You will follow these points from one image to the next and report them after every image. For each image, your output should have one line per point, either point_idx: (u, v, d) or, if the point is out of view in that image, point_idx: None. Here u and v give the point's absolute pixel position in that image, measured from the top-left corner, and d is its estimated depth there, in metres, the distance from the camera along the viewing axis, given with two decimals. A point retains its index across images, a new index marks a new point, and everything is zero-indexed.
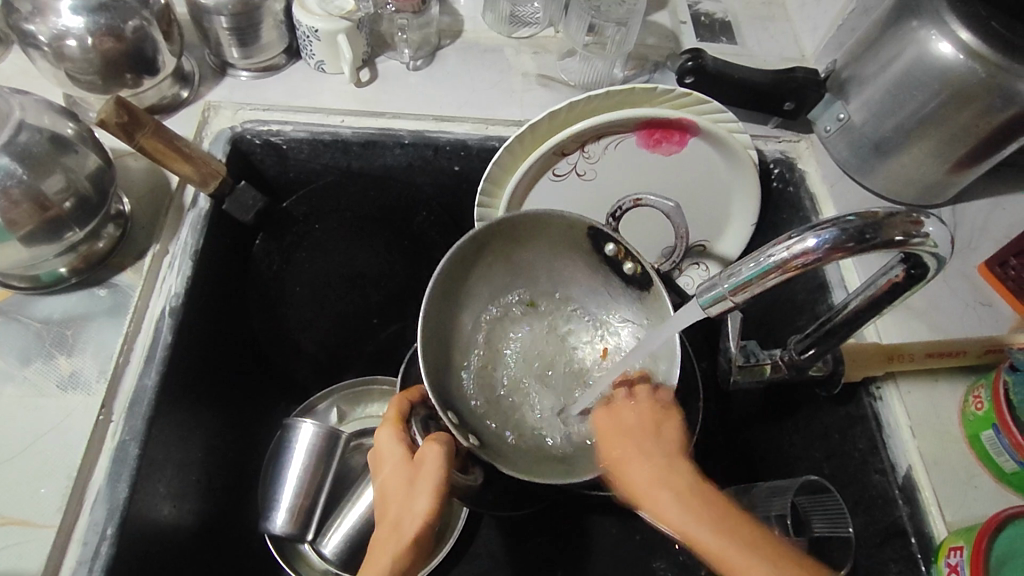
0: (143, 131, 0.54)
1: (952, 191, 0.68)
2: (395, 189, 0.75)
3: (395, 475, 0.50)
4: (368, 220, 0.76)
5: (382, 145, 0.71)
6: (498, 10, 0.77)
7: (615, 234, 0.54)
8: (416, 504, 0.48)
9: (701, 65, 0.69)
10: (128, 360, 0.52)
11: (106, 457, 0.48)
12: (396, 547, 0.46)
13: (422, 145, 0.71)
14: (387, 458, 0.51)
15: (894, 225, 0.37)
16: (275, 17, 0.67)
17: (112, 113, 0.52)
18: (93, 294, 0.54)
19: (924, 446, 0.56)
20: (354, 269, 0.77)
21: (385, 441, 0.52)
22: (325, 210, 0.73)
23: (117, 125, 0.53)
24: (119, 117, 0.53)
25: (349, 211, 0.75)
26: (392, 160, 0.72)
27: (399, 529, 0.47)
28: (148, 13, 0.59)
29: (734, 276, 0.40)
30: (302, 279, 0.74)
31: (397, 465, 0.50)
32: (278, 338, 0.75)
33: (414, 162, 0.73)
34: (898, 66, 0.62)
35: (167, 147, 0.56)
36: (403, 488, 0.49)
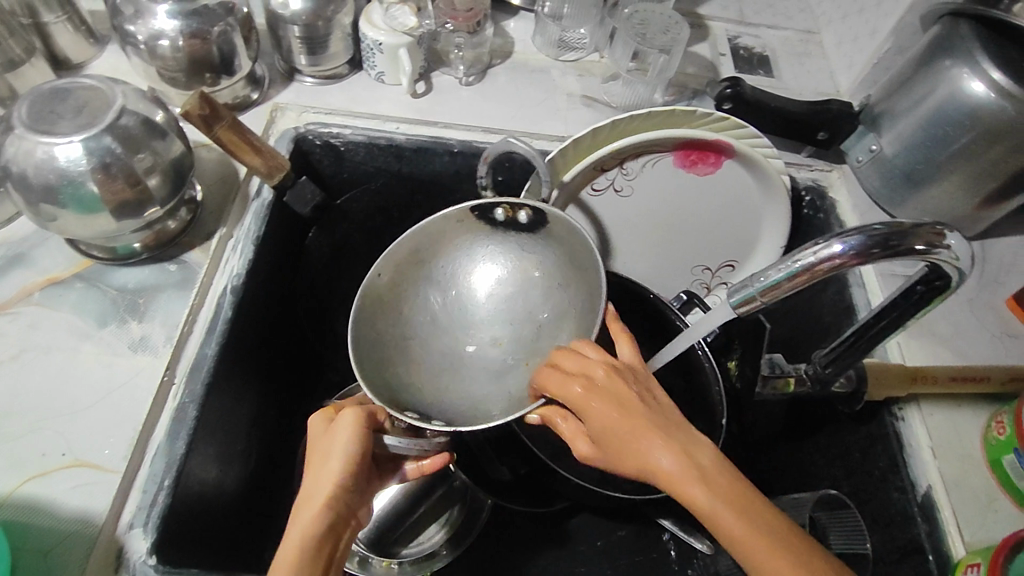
0: (221, 124, 0.60)
1: (981, 225, 0.70)
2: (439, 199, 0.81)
3: (320, 447, 0.50)
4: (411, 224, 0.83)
5: (433, 155, 0.75)
6: (547, 35, 0.82)
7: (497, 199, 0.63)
8: (327, 469, 0.47)
9: (740, 93, 0.73)
10: (192, 331, 0.56)
11: (167, 415, 0.52)
12: (306, 515, 0.45)
13: (469, 156, 0.76)
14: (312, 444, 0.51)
15: (918, 235, 0.39)
16: (343, 30, 0.73)
17: (196, 105, 0.58)
18: (164, 268, 0.59)
19: (945, 467, 0.57)
20: None
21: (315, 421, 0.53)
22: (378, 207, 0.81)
23: (199, 116, 0.58)
24: (201, 110, 0.58)
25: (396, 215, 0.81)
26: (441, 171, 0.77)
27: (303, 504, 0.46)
28: (232, 20, 0.65)
29: (763, 278, 0.42)
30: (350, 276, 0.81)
31: (321, 439, 0.51)
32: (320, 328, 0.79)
33: (459, 171, 0.77)
34: (932, 102, 0.65)
35: (238, 138, 0.61)
36: (319, 467, 0.48)
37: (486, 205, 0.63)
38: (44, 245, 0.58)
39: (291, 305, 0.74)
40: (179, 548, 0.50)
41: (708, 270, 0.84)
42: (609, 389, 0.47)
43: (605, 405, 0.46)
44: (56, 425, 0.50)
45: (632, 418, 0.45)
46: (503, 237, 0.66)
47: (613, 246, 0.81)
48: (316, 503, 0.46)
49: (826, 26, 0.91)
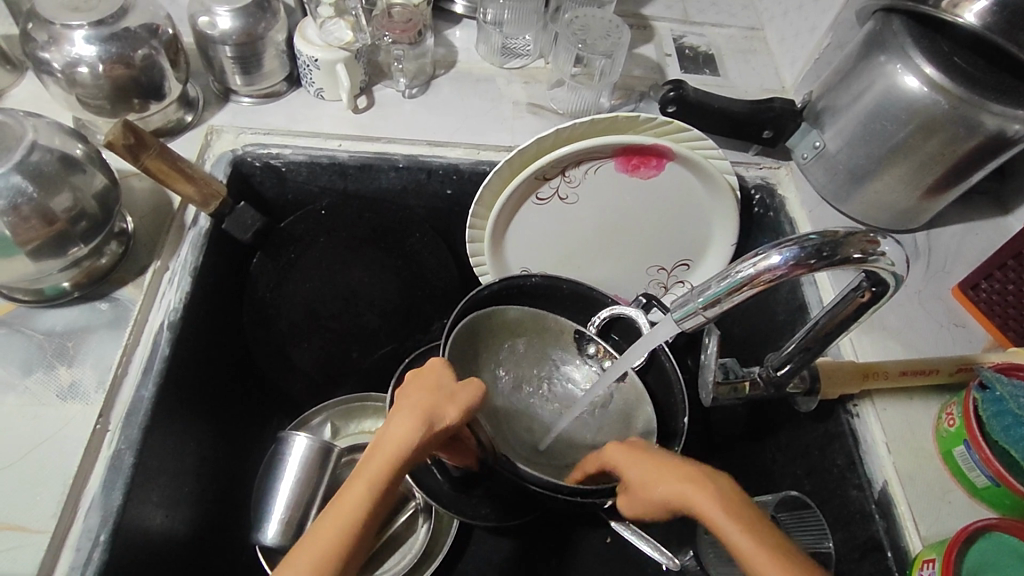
0: (148, 153, 0.56)
1: (924, 217, 0.71)
2: (391, 215, 0.78)
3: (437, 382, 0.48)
4: (364, 241, 0.78)
5: (378, 171, 0.74)
6: (491, 43, 0.81)
7: (599, 340, 0.72)
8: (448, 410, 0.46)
9: (682, 96, 0.72)
10: (126, 372, 0.54)
11: (102, 464, 0.50)
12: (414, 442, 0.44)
13: (414, 172, 0.74)
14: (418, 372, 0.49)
15: (851, 243, 0.39)
16: (277, 47, 0.70)
17: (120, 135, 0.54)
18: (95, 308, 0.56)
19: (899, 461, 0.57)
20: (350, 289, 0.78)
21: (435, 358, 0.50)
22: (326, 227, 0.76)
23: (124, 146, 0.55)
24: (127, 140, 0.55)
25: (345, 233, 0.77)
26: (387, 185, 0.76)
27: (415, 427, 0.45)
28: (156, 42, 0.62)
29: (706, 291, 0.41)
30: (297, 299, 0.76)
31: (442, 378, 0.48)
32: (271, 350, 0.75)
33: (407, 186, 0.76)
34: (869, 98, 0.66)
35: (167, 166, 0.58)
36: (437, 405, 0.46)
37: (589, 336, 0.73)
38: None
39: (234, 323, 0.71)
40: None
41: (663, 270, 0.83)
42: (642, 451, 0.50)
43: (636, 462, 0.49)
44: None
45: (661, 464, 0.47)
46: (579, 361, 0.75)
47: (567, 254, 0.80)
48: (419, 438, 0.45)
49: (769, 22, 0.92)
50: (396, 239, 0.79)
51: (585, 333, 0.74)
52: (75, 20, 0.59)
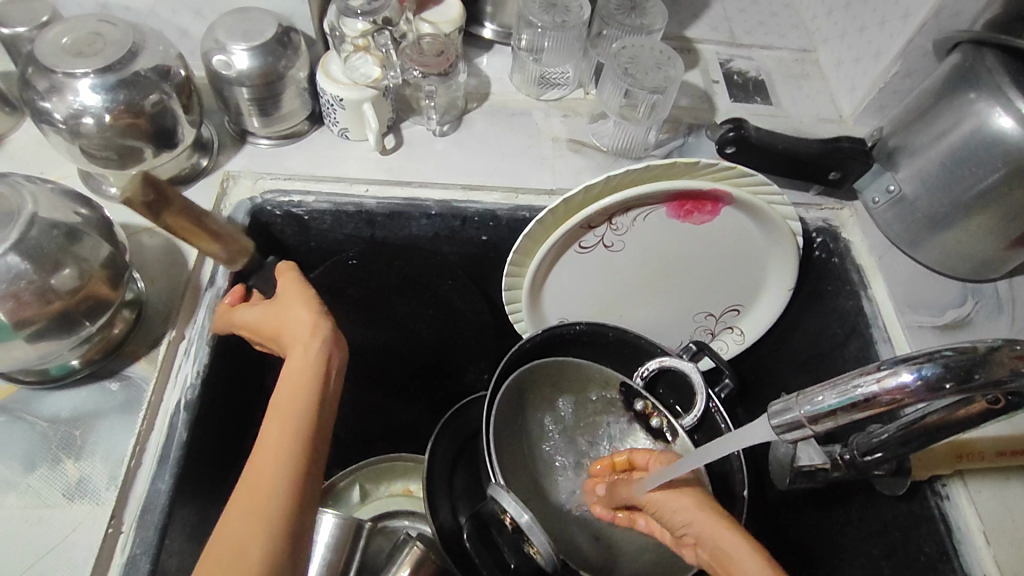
0: (172, 210, 0.47)
1: (1008, 266, 0.65)
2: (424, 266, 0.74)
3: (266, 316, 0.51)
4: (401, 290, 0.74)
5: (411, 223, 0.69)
6: (526, 72, 0.74)
7: (646, 394, 0.69)
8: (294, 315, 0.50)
9: (743, 137, 0.64)
10: (140, 463, 0.48)
11: (114, 575, 0.45)
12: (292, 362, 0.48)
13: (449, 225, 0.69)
14: (255, 302, 0.53)
15: (997, 361, 0.33)
16: (298, 85, 0.65)
17: (141, 192, 0.44)
18: (104, 388, 0.51)
19: (1000, 554, 0.52)
20: (378, 343, 0.76)
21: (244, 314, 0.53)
22: (354, 277, 0.72)
23: (145, 206, 0.45)
24: (148, 198, 0.45)
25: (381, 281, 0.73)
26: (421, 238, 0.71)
27: (305, 350, 0.48)
28: (168, 86, 0.57)
29: (814, 402, 0.36)
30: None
31: (262, 312, 0.52)
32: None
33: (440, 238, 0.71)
34: (953, 139, 0.60)
35: (193, 225, 0.50)
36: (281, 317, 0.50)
37: (636, 390, 0.69)
38: None
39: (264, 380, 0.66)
40: None
41: (712, 317, 0.78)
42: (699, 499, 0.53)
43: (690, 513, 0.51)
44: None
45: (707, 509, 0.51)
46: (631, 423, 0.71)
47: (607, 302, 0.75)
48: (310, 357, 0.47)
49: (822, 44, 0.85)
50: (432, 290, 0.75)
51: (632, 387, 0.70)
52: (78, 68, 0.53)
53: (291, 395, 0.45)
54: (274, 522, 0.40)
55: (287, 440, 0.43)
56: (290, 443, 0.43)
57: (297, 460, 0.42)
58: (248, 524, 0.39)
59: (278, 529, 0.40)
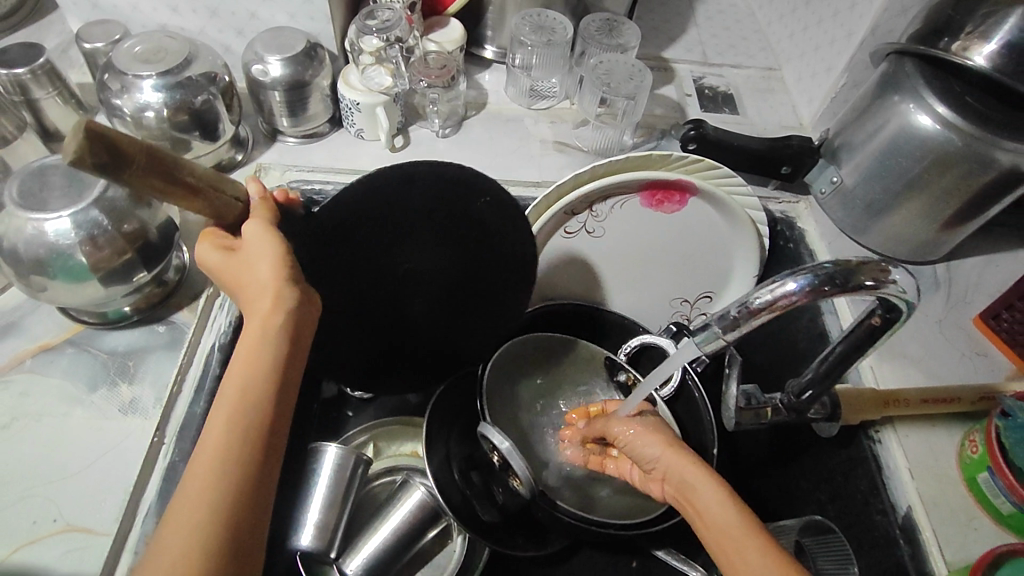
0: (132, 168, 0.39)
1: (944, 247, 0.73)
2: (395, 220, 0.57)
3: (230, 268, 0.47)
4: (381, 269, 0.60)
5: (399, 181, 0.54)
6: (519, 85, 0.86)
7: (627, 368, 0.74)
8: (257, 277, 0.46)
9: (702, 134, 0.76)
10: (181, 389, 0.58)
11: (157, 475, 0.53)
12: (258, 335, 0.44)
13: (435, 181, 0.56)
14: (219, 242, 0.49)
15: (863, 271, 0.41)
16: (322, 91, 0.76)
17: (94, 151, 0.37)
18: (153, 330, 0.61)
19: (924, 487, 0.58)
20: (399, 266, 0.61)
21: (205, 255, 0.48)
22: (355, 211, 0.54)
23: (98, 167, 0.37)
24: (99, 157, 0.37)
25: (355, 256, 0.58)
26: (406, 209, 0.57)
27: (263, 325, 0.44)
28: (214, 88, 0.69)
29: (726, 315, 0.44)
30: (357, 350, 0.67)
31: (225, 263, 0.47)
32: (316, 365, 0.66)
33: (418, 180, 0.55)
34: (885, 135, 0.68)
35: (164, 183, 0.42)
36: (249, 277, 0.46)
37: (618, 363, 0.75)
38: (35, 312, 0.60)
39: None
40: None
41: (687, 303, 0.84)
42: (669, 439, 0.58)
43: (659, 450, 0.57)
44: (49, 491, 0.51)
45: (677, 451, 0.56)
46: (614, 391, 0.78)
47: (589, 286, 0.83)
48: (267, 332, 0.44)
49: (785, 63, 0.96)
50: (424, 269, 0.63)
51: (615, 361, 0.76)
52: (145, 71, 0.65)
53: (245, 379, 0.42)
54: (212, 522, 0.38)
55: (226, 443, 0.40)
56: (238, 435, 0.41)
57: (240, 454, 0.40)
58: (183, 532, 0.38)
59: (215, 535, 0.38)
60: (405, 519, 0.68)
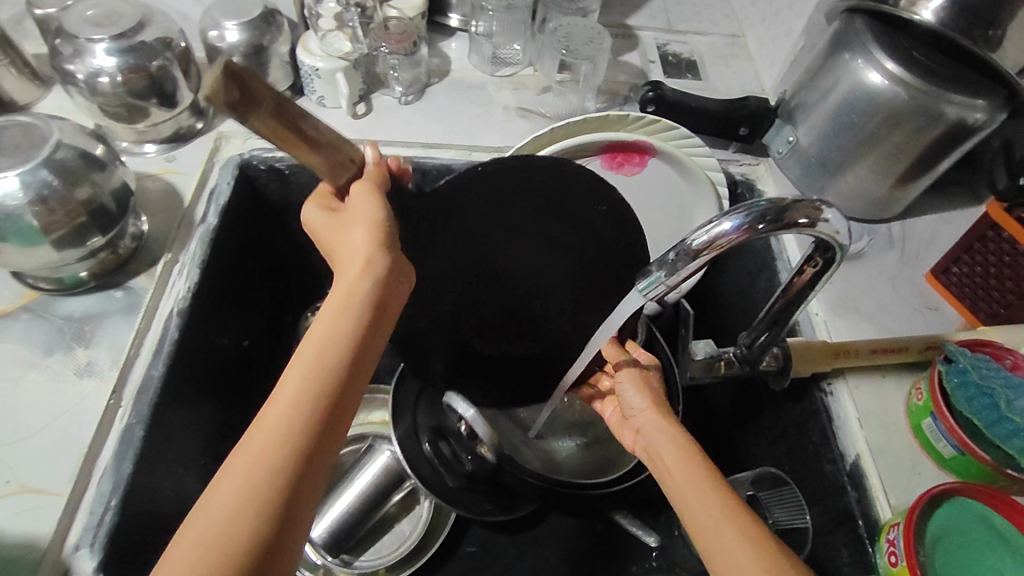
0: (259, 112, 0.40)
1: (897, 205, 0.75)
2: (512, 207, 0.58)
3: (330, 229, 0.50)
4: (490, 267, 0.60)
5: (511, 176, 0.57)
6: (482, 52, 0.85)
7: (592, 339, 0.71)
8: (353, 240, 0.49)
9: (660, 96, 0.76)
10: (139, 352, 0.58)
11: (114, 436, 0.54)
12: (349, 303, 0.46)
13: (549, 175, 0.57)
14: (326, 203, 0.52)
15: (797, 209, 0.41)
16: (281, 58, 0.76)
17: (224, 91, 0.38)
18: (110, 295, 0.61)
19: (871, 435, 0.60)
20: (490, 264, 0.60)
21: (314, 217, 0.52)
22: (473, 202, 0.57)
23: (229, 107, 0.38)
24: (230, 96, 0.38)
25: (458, 261, 0.59)
26: (510, 192, 0.57)
27: (347, 295, 0.46)
28: (170, 54, 0.68)
29: (666, 259, 0.45)
30: (444, 342, 0.63)
31: (329, 224, 0.50)
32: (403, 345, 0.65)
33: (535, 178, 0.57)
34: (838, 93, 0.69)
35: (285, 129, 0.42)
36: (351, 239, 0.49)
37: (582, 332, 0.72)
38: None
39: (251, 302, 0.79)
40: (124, 570, 0.51)
41: None
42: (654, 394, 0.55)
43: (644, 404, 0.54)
44: (2, 453, 0.51)
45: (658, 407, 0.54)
46: None
47: None
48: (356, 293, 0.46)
49: (748, 29, 0.96)
50: (532, 273, 0.61)
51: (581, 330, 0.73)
52: (97, 34, 0.64)
53: (328, 334, 0.44)
54: (275, 467, 0.39)
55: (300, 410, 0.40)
56: (301, 409, 0.41)
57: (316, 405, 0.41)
58: (233, 501, 0.37)
59: (273, 477, 0.38)
60: (372, 482, 0.71)
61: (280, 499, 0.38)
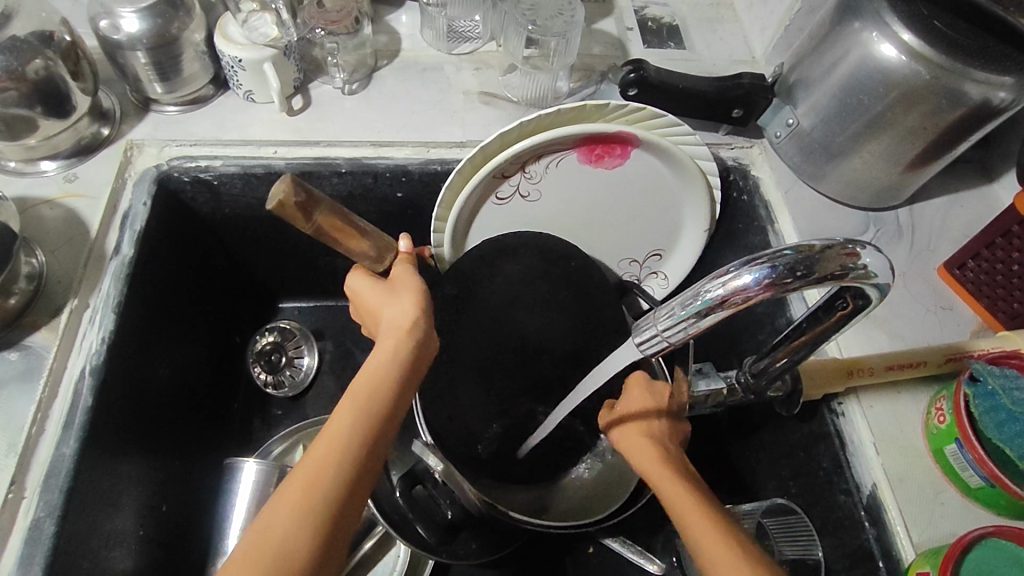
0: (321, 209, 0.45)
1: (907, 191, 0.67)
2: (508, 282, 0.63)
3: (374, 297, 0.49)
4: (501, 339, 0.62)
5: (501, 253, 0.63)
6: (435, 27, 0.74)
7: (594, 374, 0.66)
8: (395, 310, 0.47)
9: (643, 78, 0.66)
10: (43, 428, 0.51)
11: (19, 536, 0.47)
12: (387, 379, 0.43)
13: (530, 248, 0.64)
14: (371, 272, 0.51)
15: (828, 258, 0.34)
16: (195, 48, 0.64)
17: (292, 194, 0.42)
18: (5, 358, 0.53)
19: (888, 462, 0.55)
20: (500, 334, 0.62)
21: (360, 285, 0.50)
22: (488, 278, 0.63)
23: (299, 208, 0.43)
24: (299, 199, 0.43)
25: (473, 333, 0.61)
26: (515, 265, 0.63)
27: (393, 350, 0.44)
28: (52, 52, 0.56)
29: (673, 313, 0.38)
30: (478, 406, 0.60)
31: (373, 291, 0.49)
32: (434, 417, 0.59)
33: (520, 249, 0.64)
34: (845, 69, 0.60)
35: (341, 222, 0.47)
36: (394, 309, 0.47)
37: None
38: None
39: (190, 332, 0.70)
40: None
41: (636, 263, 0.78)
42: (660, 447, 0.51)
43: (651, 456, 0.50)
44: None
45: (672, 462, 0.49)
46: None
47: None
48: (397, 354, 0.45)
49: None
50: (538, 333, 0.63)
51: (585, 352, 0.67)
52: None
53: (371, 389, 0.43)
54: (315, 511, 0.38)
55: (344, 451, 0.40)
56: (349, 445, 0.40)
57: (357, 459, 0.40)
58: (276, 549, 0.36)
59: (316, 537, 0.37)
60: None
61: (316, 548, 0.37)
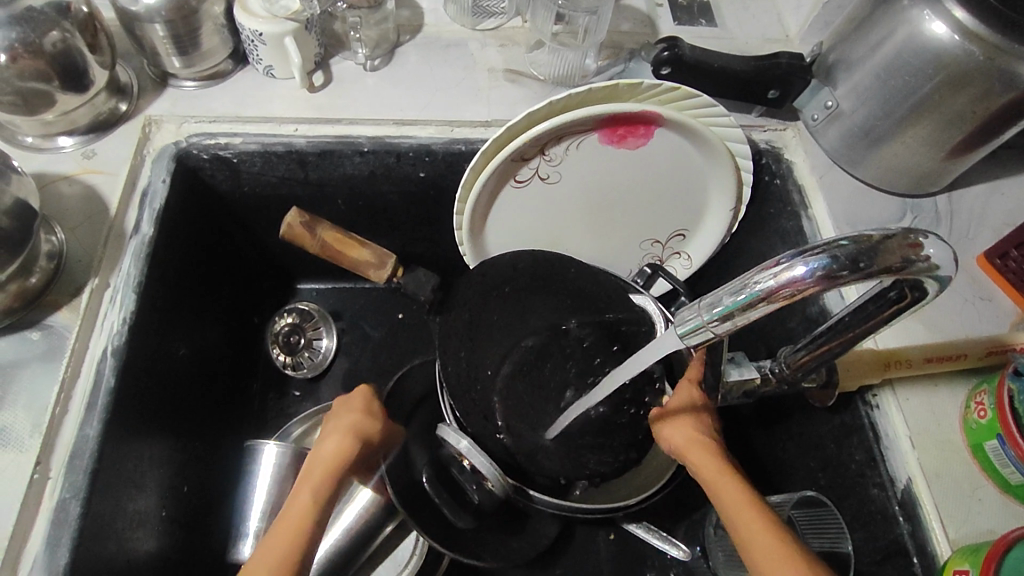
0: (322, 225, 0.66)
1: (948, 178, 0.65)
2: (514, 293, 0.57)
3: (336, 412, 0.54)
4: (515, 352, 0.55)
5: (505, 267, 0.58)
6: (460, 1, 0.71)
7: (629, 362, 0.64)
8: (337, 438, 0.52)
9: (678, 56, 0.64)
10: (67, 410, 0.50)
11: (44, 518, 0.47)
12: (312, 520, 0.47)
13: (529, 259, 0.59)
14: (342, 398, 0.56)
15: (889, 250, 0.32)
16: (215, 21, 0.62)
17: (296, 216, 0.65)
18: (26, 338, 0.52)
19: (924, 456, 0.53)
20: (513, 346, 0.55)
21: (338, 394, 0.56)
22: (492, 289, 0.57)
23: (301, 222, 0.64)
24: (302, 218, 0.65)
25: (483, 345, 0.54)
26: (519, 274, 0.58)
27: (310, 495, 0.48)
28: (70, 23, 0.54)
29: (717, 304, 0.36)
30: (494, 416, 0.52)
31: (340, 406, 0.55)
32: (470, 416, 0.51)
33: (520, 263, 0.58)
34: (890, 49, 0.57)
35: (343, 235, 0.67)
36: (341, 427, 0.53)
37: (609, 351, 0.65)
38: None
39: (206, 313, 0.69)
40: None
41: (658, 244, 0.76)
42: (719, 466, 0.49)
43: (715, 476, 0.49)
44: None
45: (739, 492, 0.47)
46: None
47: (551, 234, 0.73)
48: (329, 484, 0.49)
49: None
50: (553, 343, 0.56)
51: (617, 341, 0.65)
52: None
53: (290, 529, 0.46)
54: None
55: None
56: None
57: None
58: None
59: None
60: (361, 515, 0.63)
61: None
